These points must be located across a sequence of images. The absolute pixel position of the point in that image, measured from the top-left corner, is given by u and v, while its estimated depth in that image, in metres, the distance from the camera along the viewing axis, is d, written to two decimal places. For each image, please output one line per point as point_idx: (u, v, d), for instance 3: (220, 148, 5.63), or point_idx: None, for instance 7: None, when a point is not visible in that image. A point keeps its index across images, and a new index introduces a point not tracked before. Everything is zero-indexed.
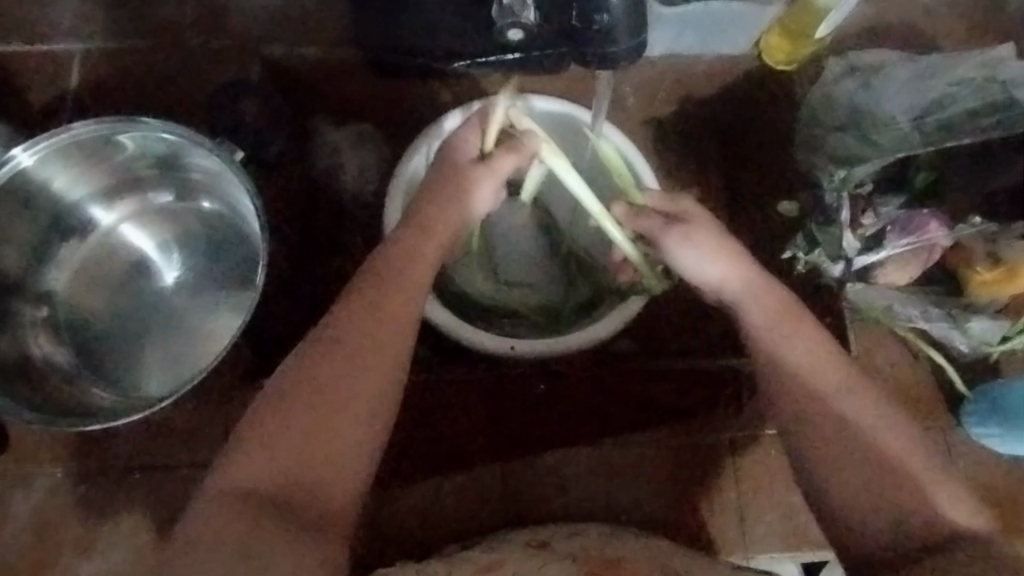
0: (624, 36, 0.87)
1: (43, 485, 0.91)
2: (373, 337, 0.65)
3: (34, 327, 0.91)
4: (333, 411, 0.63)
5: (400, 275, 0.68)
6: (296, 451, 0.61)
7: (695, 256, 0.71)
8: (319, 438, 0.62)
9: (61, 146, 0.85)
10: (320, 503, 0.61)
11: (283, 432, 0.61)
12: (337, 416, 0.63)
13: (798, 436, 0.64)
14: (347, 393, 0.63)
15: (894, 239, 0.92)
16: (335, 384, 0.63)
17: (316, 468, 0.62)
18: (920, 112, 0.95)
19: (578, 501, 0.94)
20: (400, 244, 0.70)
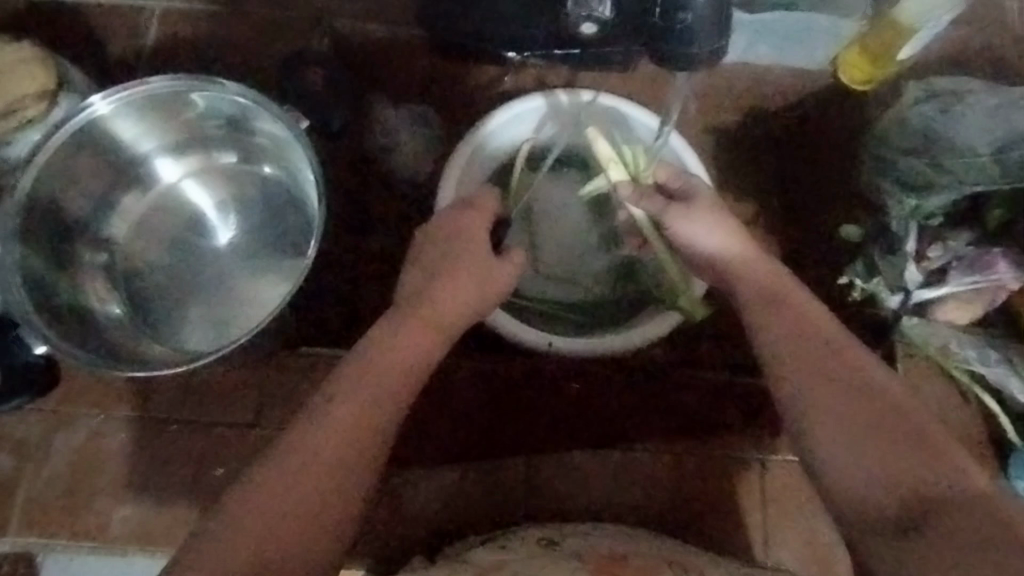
0: (706, 37, 0.79)
1: (86, 425, 0.93)
2: (405, 360, 0.72)
3: (92, 272, 0.94)
4: (368, 420, 0.68)
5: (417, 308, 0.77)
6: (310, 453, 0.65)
7: (695, 227, 0.79)
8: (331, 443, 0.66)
9: (134, 99, 0.87)
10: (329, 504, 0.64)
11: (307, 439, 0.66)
12: (372, 423, 0.68)
13: (815, 410, 0.64)
14: (380, 408, 0.69)
15: (958, 275, 0.91)
16: (370, 394, 0.69)
17: (349, 457, 0.65)
18: (1003, 145, 0.91)
19: (602, 500, 0.92)
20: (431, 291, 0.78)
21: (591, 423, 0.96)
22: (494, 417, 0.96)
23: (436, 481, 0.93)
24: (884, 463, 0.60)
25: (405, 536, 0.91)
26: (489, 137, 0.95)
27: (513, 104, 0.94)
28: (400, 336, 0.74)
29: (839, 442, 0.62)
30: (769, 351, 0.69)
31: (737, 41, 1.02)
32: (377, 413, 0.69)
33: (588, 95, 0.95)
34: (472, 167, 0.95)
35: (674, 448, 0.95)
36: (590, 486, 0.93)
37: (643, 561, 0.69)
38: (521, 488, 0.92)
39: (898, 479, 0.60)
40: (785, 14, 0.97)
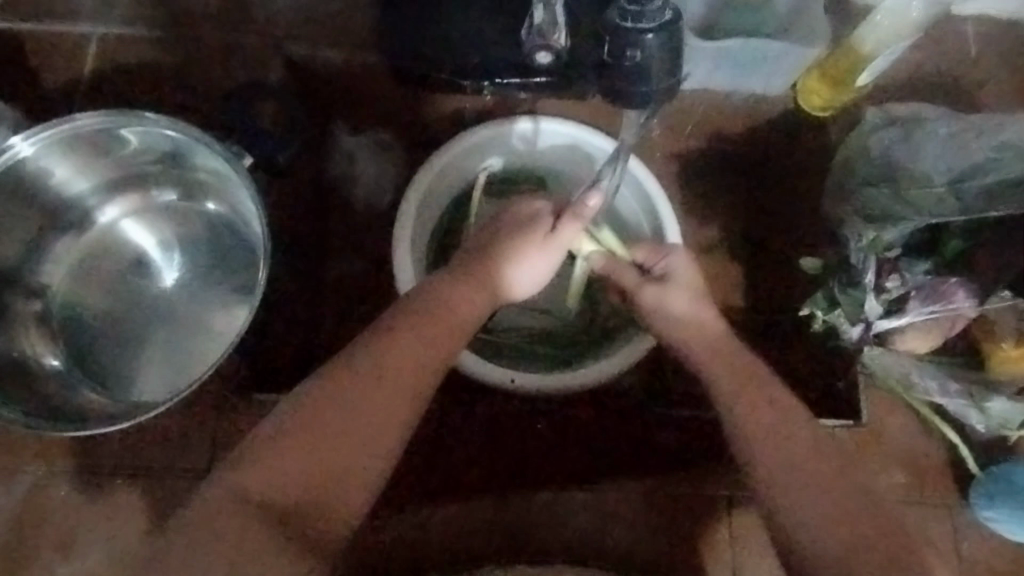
0: (658, 72, 0.78)
1: (26, 481, 0.89)
2: (406, 374, 0.68)
3: (27, 322, 0.89)
4: (366, 437, 0.65)
5: (432, 319, 0.71)
6: (294, 470, 0.62)
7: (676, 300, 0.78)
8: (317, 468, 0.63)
9: (64, 138, 0.83)
10: (310, 531, 0.62)
11: (292, 453, 0.63)
12: (370, 441, 0.65)
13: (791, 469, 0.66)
14: (377, 425, 0.65)
15: (918, 304, 0.89)
16: (369, 408, 0.65)
17: (329, 480, 0.63)
18: (958, 175, 0.91)
19: (571, 539, 0.91)
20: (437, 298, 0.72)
21: (558, 461, 0.94)
22: (457, 456, 0.93)
23: (404, 520, 0.91)
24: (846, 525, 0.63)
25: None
26: (444, 166, 0.92)
27: (475, 131, 0.92)
28: (421, 330, 0.70)
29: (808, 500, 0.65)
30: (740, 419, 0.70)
31: (696, 70, 0.99)
32: (374, 430, 0.65)
33: (551, 121, 0.93)
34: (429, 197, 0.92)
35: (640, 488, 0.93)
36: (559, 527, 0.91)
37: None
38: (488, 530, 0.91)
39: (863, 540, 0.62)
40: (747, 41, 0.95)
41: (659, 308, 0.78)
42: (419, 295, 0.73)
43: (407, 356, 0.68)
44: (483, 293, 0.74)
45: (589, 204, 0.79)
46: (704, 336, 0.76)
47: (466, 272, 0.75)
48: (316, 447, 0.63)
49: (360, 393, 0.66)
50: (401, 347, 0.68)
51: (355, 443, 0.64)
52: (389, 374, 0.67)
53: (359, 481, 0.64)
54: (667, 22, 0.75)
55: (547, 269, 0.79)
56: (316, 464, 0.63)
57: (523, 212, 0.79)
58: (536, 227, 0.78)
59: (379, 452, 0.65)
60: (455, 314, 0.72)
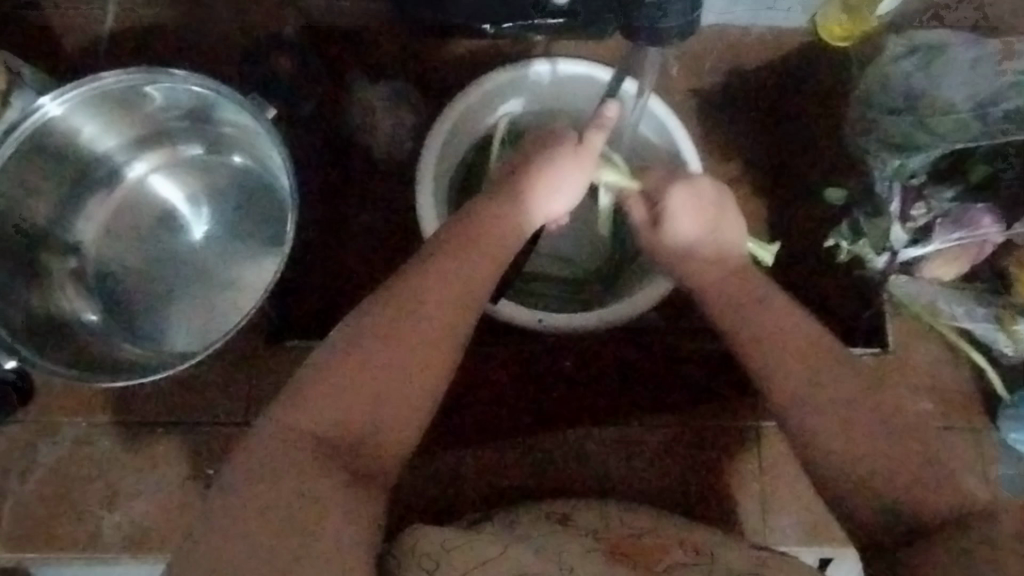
0: (679, 13, 0.71)
1: (70, 433, 0.91)
2: (438, 312, 0.69)
3: (63, 279, 0.91)
4: (396, 373, 0.66)
5: (470, 247, 0.73)
6: (341, 398, 0.64)
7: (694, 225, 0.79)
8: (364, 396, 0.64)
9: (90, 96, 0.84)
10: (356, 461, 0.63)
11: (341, 380, 0.64)
12: (401, 377, 0.66)
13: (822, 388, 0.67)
14: (408, 360, 0.66)
15: (944, 232, 0.89)
16: (403, 345, 0.67)
17: (373, 407, 0.64)
18: (983, 100, 0.90)
19: (602, 474, 0.92)
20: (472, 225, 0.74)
21: (588, 400, 0.95)
22: (489, 397, 0.95)
23: (435, 461, 0.92)
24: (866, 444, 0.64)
25: (408, 513, 0.90)
26: (462, 111, 0.92)
27: (493, 75, 0.92)
28: (454, 266, 0.71)
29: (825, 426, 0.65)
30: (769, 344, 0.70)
31: (714, 3, 0.99)
32: (406, 366, 0.66)
33: (569, 62, 0.92)
34: (449, 144, 0.92)
35: (669, 423, 0.94)
36: (589, 463, 0.92)
37: (654, 540, 0.70)
38: (520, 468, 0.92)
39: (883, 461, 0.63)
40: None
41: (682, 237, 0.79)
42: (457, 222, 0.75)
43: (438, 292, 0.70)
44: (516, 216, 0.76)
45: (608, 112, 0.80)
46: (724, 266, 0.77)
47: (496, 196, 0.77)
48: (363, 374, 0.65)
49: (394, 326, 0.67)
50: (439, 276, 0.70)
51: (388, 378, 0.65)
52: (420, 310, 0.68)
53: (389, 416, 0.65)
54: None
55: (575, 191, 0.80)
56: (349, 398, 0.64)
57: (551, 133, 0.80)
58: (563, 143, 0.79)
59: (409, 388, 0.66)
60: (491, 239, 0.74)
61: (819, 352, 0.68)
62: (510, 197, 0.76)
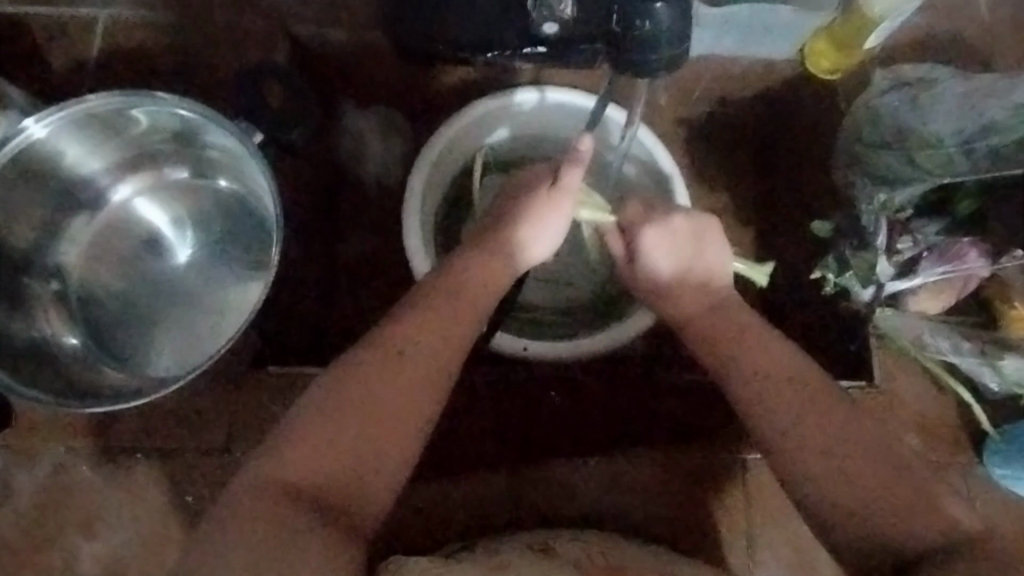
0: (667, 46, 0.70)
1: (47, 459, 0.90)
2: (434, 345, 0.69)
3: (45, 303, 0.90)
4: (390, 404, 0.65)
5: (454, 294, 0.72)
6: (322, 442, 0.63)
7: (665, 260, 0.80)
8: (347, 436, 0.63)
9: (76, 119, 0.84)
10: (338, 504, 0.62)
11: (319, 428, 0.63)
12: (398, 404, 0.66)
13: (783, 418, 0.67)
14: (399, 391, 0.66)
15: (929, 265, 0.89)
16: (397, 381, 0.66)
17: (352, 449, 0.63)
18: (969, 136, 0.90)
19: (588, 507, 0.91)
20: (454, 276, 0.73)
21: (573, 432, 0.94)
22: (475, 428, 0.94)
23: (417, 491, 0.91)
24: (841, 447, 0.64)
25: (397, 540, 0.90)
26: (451, 139, 0.91)
27: (479, 103, 0.91)
28: (446, 312, 0.71)
29: (807, 424, 0.66)
30: (752, 386, 0.69)
31: (702, 36, 0.99)
32: (397, 398, 0.66)
33: (558, 91, 0.92)
34: (439, 172, 0.92)
35: (655, 455, 0.93)
36: (573, 496, 0.91)
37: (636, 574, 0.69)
38: (504, 498, 0.91)
39: (859, 468, 0.63)
40: (751, 6, 0.94)
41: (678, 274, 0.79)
42: (439, 273, 0.74)
43: (426, 332, 0.69)
44: (500, 260, 0.75)
45: (583, 147, 0.77)
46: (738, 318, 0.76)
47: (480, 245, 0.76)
48: (345, 417, 0.64)
49: (374, 375, 0.66)
50: (423, 321, 0.70)
51: (384, 409, 0.65)
52: (409, 344, 0.68)
53: (387, 457, 0.64)
54: None
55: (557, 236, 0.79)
56: (340, 431, 0.63)
57: (529, 180, 0.80)
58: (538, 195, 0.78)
59: (401, 414, 0.66)
60: (474, 284, 0.73)
61: (790, 379, 0.69)
62: (494, 250, 0.76)
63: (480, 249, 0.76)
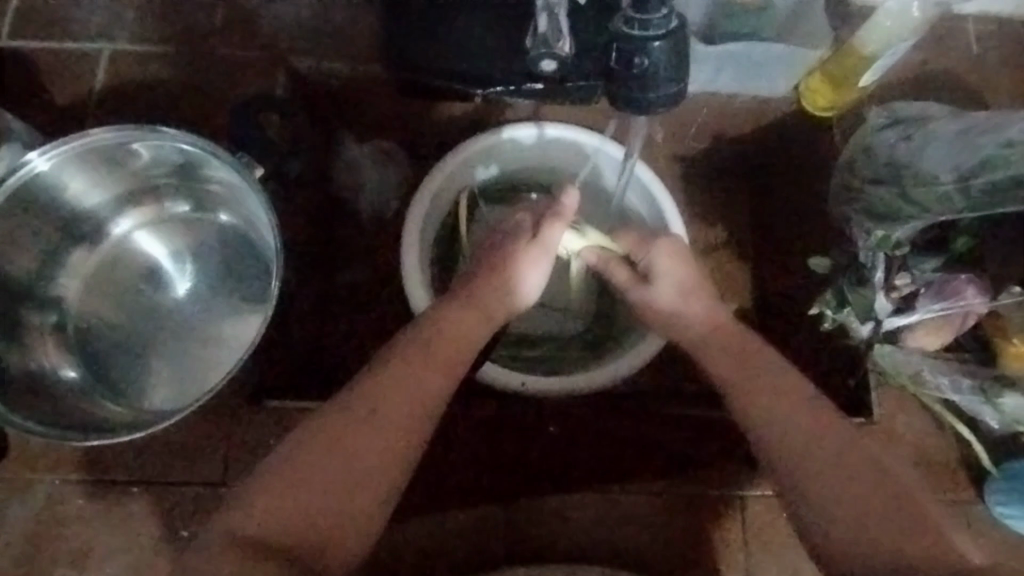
0: (664, 82, 0.70)
1: (42, 491, 0.90)
2: (408, 389, 0.70)
3: (43, 335, 0.90)
4: (371, 447, 0.67)
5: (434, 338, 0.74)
6: (305, 487, 0.64)
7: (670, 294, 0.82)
8: (332, 479, 0.65)
9: (77, 153, 0.85)
10: (321, 542, 0.63)
11: (303, 474, 0.65)
12: (378, 447, 0.67)
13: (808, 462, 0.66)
14: (372, 435, 0.67)
15: (927, 301, 0.89)
16: (381, 421, 0.68)
17: (334, 492, 0.65)
18: (966, 171, 0.88)
19: (584, 542, 0.90)
20: (436, 324, 0.75)
21: (567, 466, 0.93)
22: (469, 462, 0.93)
23: (413, 526, 0.90)
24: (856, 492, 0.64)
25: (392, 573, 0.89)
26: (453, 172, 0.92)
27: (479, 137, 0.92)
28: (427, 356, 0.73)
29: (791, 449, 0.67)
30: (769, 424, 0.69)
31: (700, 72, 1.00)
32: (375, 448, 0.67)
33: (557, 126, 0.91)
34: (438, 203, 0.93)
35: (652, 490, 0.92)
36: (569, 530, 0.91)
37: None
38: (500, 532, 0.91)
39: (835, 480, 0.65)
40: (746, 45, 0.97)
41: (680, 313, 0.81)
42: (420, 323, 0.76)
43: (405, 379, 0.71)
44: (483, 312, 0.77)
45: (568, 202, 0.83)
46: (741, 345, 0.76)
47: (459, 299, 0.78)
48: (329, 462, 0.66)
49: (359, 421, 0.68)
50: (400, 364, 0.72)
51: (364, 455, 0.67)
52: (388, 391, 0.70)
53: (369, 496, 0.66)
54: (673, 30, 0.69)
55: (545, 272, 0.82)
56: (320, 483, 0.65)
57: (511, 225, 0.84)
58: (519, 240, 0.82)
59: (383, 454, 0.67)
60: (454, 331, 0.75)
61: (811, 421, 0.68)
62: (474, 301, 0.77)
63: (462, 300, 0.77)
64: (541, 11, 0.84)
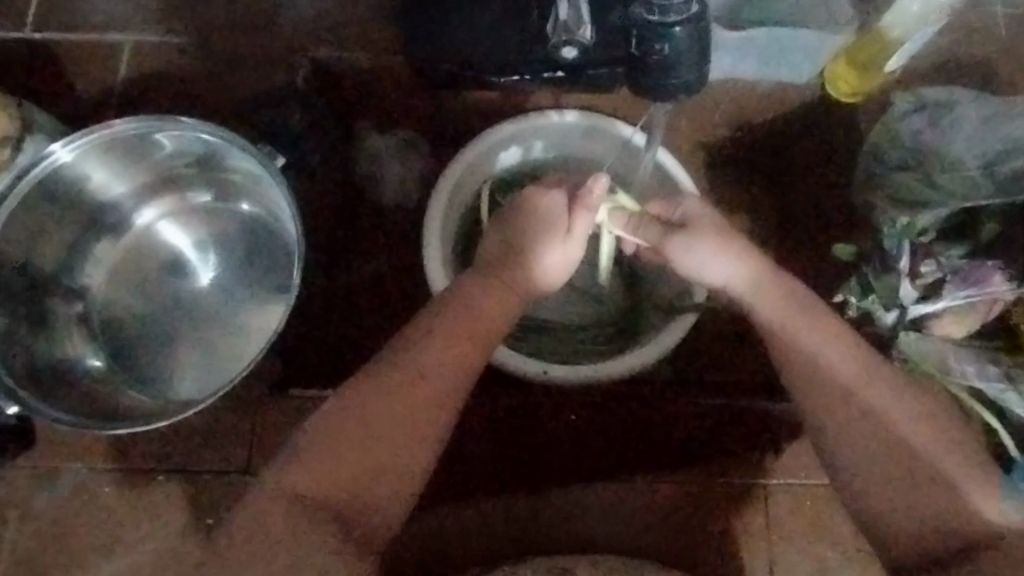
0: (686, 68, 0.69)
1: (69, 480, 0.91)
2: (445, 361, 0.69)
3: (69, 325, 0.91)
4: (412, 418, 0.67)
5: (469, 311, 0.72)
6: (344, 458, 0.65)
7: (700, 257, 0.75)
8: (372, 449, 0.65)
9: (100, 144, 0.85)
10: (363, 516, 0.64)
11: (342, 443, 0.65)
12: (418, 418, 0.67)
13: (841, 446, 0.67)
14: (406, 410, 0.67)
15: (953, 288, 0.88)
16: (421, 389, 0.68)
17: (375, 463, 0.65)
18: (992, 159, 0.92)
19: (608, 533, 0.91)
20: (470, 297, 0.73)
21: (590, 457, 0.93)
22: (492, 452, 0.93)
23: (437, 515, 0.91)
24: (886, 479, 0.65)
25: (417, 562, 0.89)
26: (474, 161, 0.92)
27: (499, 126, 0.92)
28: (465, 328, 0.71)
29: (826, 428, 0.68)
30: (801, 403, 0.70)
31: (722, 59, 1.00)
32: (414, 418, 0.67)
33: (578, 114, 0.92)
34: (460, 193, 0.92)
35: (674, 480, 0.92)
36: (592, 520, 0.91)
37: None
38: (524, 521, 0.91)
39: (863, 457, 0.66)
40: (770, 30, 0.95)
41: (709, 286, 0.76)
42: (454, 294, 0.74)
43: (443, 350, 0.70)
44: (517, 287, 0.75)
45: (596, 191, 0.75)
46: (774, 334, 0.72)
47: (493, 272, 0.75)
48: (367, 432, 0.66)
49: (398, 390, 0.67)
50: (441, 334, 0.70)
51: (405, 426, 0.66)
52: (427, 360, 0.69)
53: (409, 467, 0.66)
54: (695, 14, 0.67)
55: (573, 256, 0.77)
56: (360, 454, 0.65)
57: (538, 204, 0.76)
58: (548, 224, 0.75)
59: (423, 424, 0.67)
60: (489, 306, 0.73)
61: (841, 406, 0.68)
62: (507, 277, 0.74)
63: (497, 277, 0.74)
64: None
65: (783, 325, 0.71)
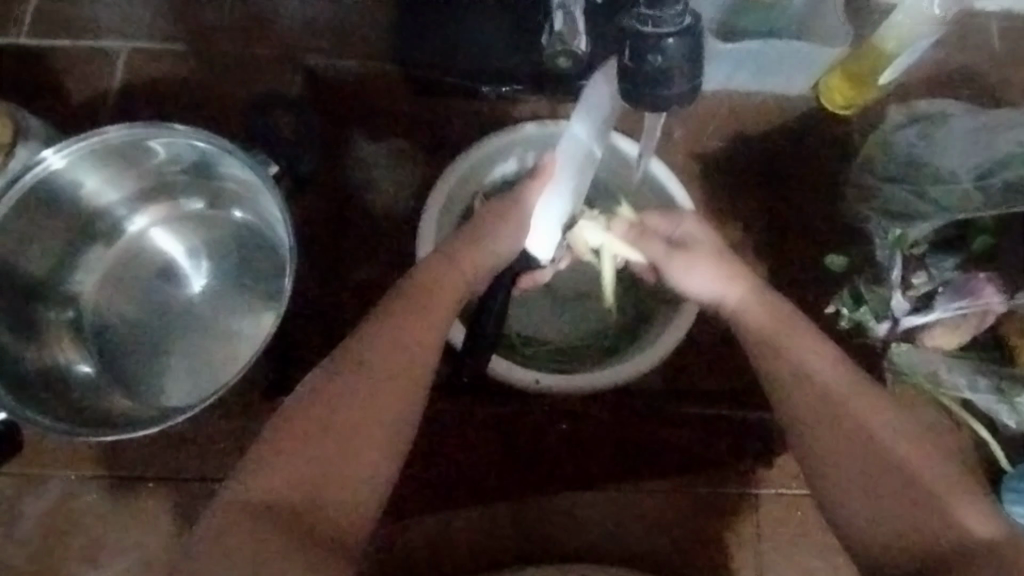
0: (679, 80, 0.66)
1: (57, 486, 0.90)
2: (401, 352, 0.67)
3: (59, 331, 0.91)
4: (368, 413, 0.65)
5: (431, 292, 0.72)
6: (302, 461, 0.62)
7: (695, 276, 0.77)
8: (330, 450, 0.63)
9: (92, 150, 0.85)
10: (320, 523, 0.61)
11: (300, 444, 0.63)
12: (374, 411, 0.65)
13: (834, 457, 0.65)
14: (363, 405, 0.65)
15: (946, 300, 0.89)
16: (378, 382, 0.66)
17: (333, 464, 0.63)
18: (982, 171, 0.92)
19: (597, 542, 0.90)
20: (434, 271, 0.74)
21: (580, 467, 0.93)
22: (483, 461, 0.93)
23: (425, 524, 0.91)
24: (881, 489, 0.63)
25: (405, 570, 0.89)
26: (466, 172, 0.92)
27: (491, 137, 0.92)
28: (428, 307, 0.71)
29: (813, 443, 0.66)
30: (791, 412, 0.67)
31: (716, 72, 1.00)
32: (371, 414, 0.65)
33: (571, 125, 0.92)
34: (453, 203, 0.93)
35: (664, 489, 0.92)
36: (582, 529, 0.91)
37: None
38: (512, 529, 0.91)
39: (854, 465, 0.64)
40: (765, 43, 0.95)
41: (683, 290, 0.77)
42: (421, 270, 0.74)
43: (399, 338, 0.68)
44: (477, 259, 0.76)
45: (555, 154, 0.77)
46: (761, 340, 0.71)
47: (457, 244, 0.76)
48: (323, 432, 0.63)
49: (355, 385, 0.65)
50: (403, 318, 0.69)
51: (361, 425, 0.64)
52: (381, 352, 0.67)
53: (370, 466, 0.64)
54: (688, 27, 0.65)
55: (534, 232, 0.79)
56: (317, 456, 0.63)
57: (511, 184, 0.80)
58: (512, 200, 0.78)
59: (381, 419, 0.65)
60: (452, 281, 0.73)
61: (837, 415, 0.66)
62: (466, 249, 0.76)
63: (463, 246, 0.76)
64: (557, 8, 0.84)
65: (772, 334, 0.70)
